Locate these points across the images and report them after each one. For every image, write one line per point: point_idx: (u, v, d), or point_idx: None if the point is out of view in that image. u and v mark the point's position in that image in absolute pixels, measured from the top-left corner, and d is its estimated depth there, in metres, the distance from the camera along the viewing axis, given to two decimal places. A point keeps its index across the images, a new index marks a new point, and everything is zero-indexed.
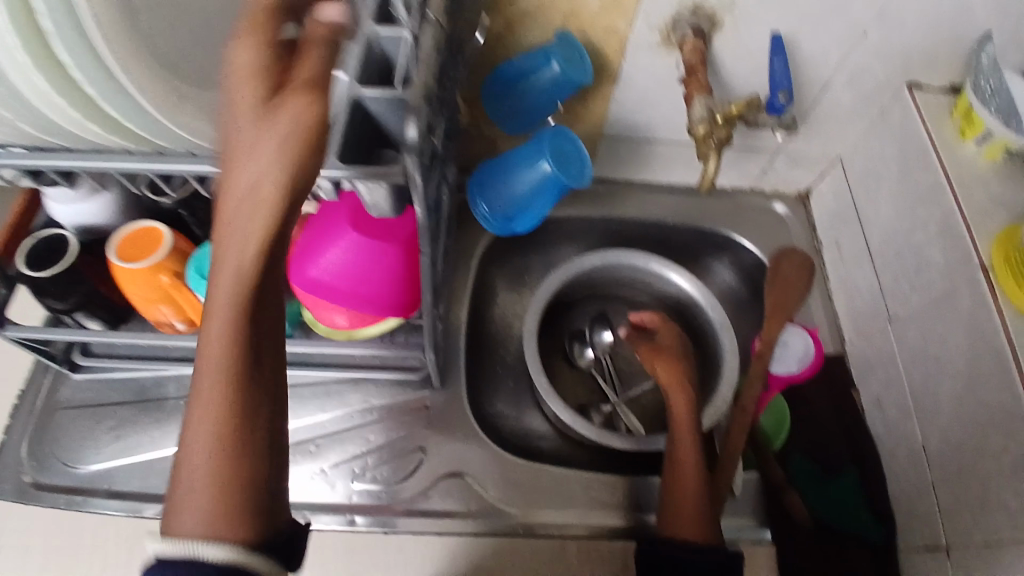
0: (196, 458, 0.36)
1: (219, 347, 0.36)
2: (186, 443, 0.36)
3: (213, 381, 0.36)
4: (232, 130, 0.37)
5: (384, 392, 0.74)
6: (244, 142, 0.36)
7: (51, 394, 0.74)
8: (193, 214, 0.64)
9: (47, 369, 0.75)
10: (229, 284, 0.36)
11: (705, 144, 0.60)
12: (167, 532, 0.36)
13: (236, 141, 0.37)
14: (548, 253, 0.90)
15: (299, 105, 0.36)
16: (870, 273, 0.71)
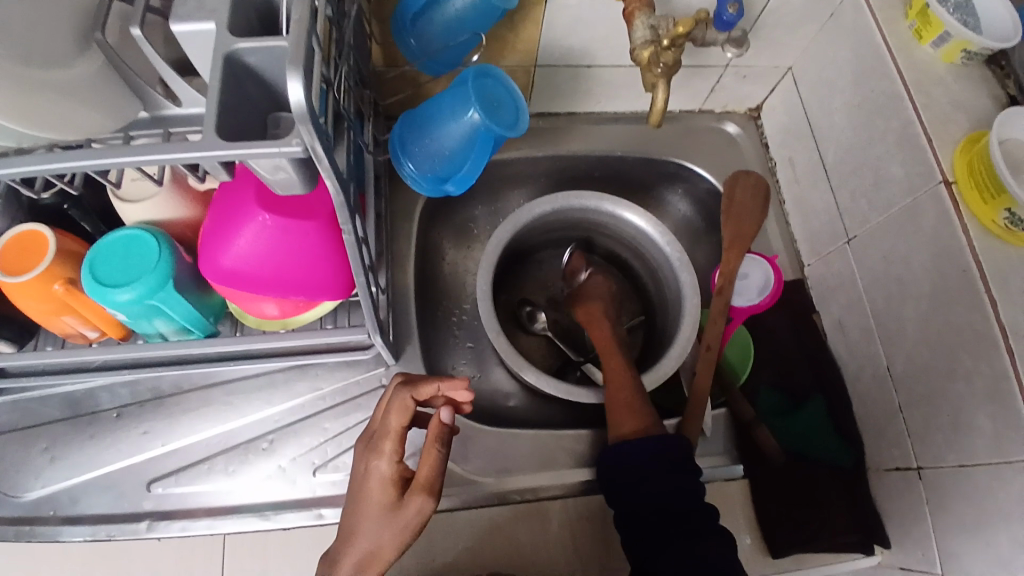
0: None
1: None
2: None
3: None
4: (362, 474, 0.50)
5: (335, 375, 0.68)
6: (369, 517, 0.48)
7: None
8: (80, 205, 0.53)
9: None
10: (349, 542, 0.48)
11: (651, 71, 0.53)
12: None
13: (366, 485, 0.49)
14: (494, 201, 0.84)
15: (395, 489, 0.48)
16: (827, 193, 0.68)
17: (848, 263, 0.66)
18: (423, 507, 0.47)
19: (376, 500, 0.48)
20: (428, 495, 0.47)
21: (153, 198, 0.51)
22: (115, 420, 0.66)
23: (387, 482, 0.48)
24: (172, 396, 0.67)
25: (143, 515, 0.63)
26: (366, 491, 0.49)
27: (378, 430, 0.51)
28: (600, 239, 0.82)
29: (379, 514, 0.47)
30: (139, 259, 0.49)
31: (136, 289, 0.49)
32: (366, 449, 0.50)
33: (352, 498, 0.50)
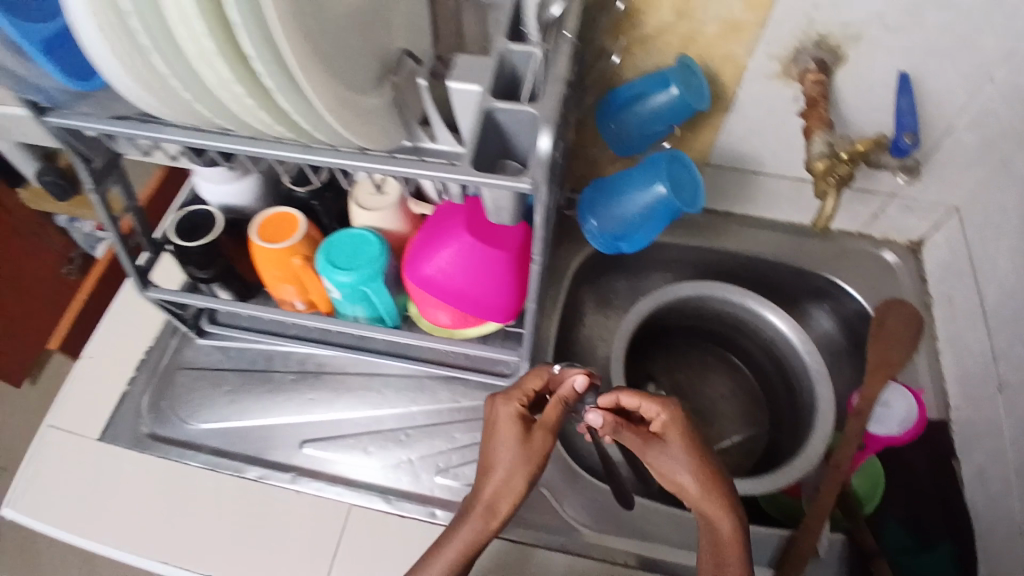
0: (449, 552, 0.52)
1: (458, 551, 0.52)
2: (440, 546, 0.53)
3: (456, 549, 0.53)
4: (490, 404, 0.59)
5: (472, 394, 0.77)
6: (501, 452, 0.55)
7: (175, 353, 0.82)
8: (323, 205, 0.68)
9: (174, 332, 0.83)
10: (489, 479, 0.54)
11: (826, 180, 0.59)
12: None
13: (497, 424, 0.57)
14: (639, 277, 0.91)
15: (525, 430, 0.55)
16: (983, 333, 0.68)
17: (997, 411, 0.64)
18: (548, 441, 0.55)
19: (508, 435, 0.55)
20: (552, 434, 0.56)
21: (383, 209, 0.64)
22: (290, 382, 0.79)
23: (517, 417, 0.56)
24: (337, 377, 0.79)
25: (290, 468, 0.73)
26: (497, 428, 0.56)
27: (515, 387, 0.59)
28: (735, 336, 0.86)
29: (509, 453, 0.54)
30: (364, 252, 0.62)
31: (354, 275, 0.61)
32: (498, 397, 0.58)
33: (483, 444, 0.57)
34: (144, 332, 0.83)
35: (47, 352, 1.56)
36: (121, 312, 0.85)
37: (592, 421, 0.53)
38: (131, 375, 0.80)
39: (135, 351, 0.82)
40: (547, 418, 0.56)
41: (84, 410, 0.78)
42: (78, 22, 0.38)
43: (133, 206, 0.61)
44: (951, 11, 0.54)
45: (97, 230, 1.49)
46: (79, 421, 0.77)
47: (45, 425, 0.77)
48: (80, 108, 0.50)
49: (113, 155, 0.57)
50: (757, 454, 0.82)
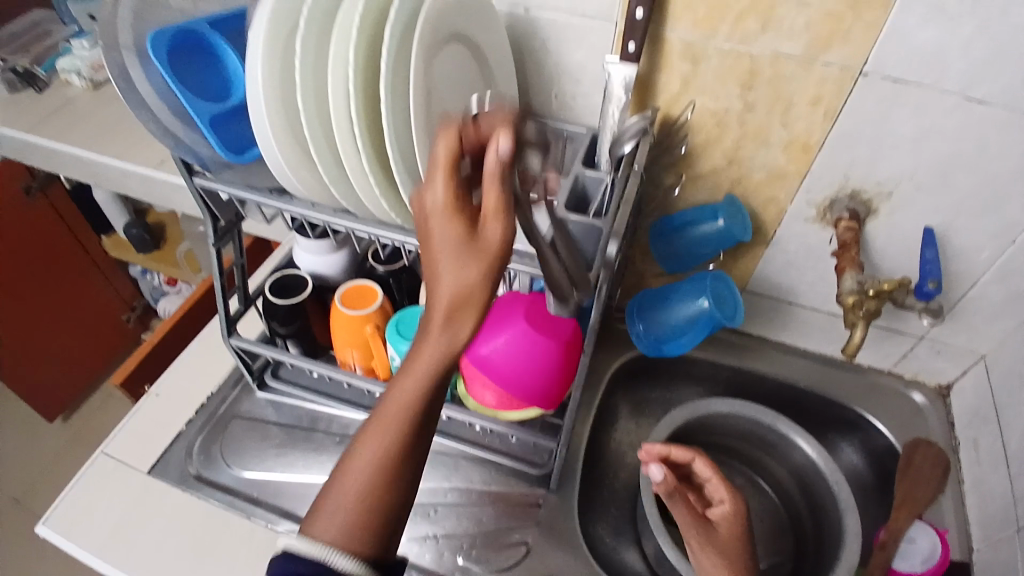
0: (357, 467, 0.42)
1: (403, 398, 0.43)
2: (345, 465, 0.43)
3: (393, 404, 0.43)
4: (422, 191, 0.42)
5: (503, 479, 0.79)
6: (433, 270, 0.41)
7: (233, 403, 0.88)
8: (399, 283, 0.76)
9: (235, 384, 0.89)
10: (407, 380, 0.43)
11: (855, 312, 0.64)
12: (304, 533, 0.42)
13: (429, 210, 0.41)
14: (673, 388, 0.95)
15: (472, 285, 0.41)
16: (1007, 477, 0.69)
17: (1015, 551, 0.64)
18: (506, 230, 0.40)
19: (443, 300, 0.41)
20: (508, 219, 0.40)
21: None
22: (334, 444, 0.83)
23: (454, 295, 0.41)
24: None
25: None
26: (431, 238, 0.41)
27: (425, 233, 0.41)
28: (764, 458, 0.88)
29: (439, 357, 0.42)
30: None
31: None
32: (425, 187, 0.42)
33: (422, 249, 0.42)
34: (207, 379, 0.89)
35: (85, 388, 1.64)
36: (192, 358, 0.92)
37: (655, 473, 0.60)
38: (187, 418, 0.85)
39: (195, 395, 0.88)
40: (495, 208, 0.39)
41: (140, 443, 0.83)
42: (257, 109, 0.48)
43: (239, 262, 0.69)
44: (973, 179, 0.62)
45: (166, 285, 1.59)
46: (133, 454, 0.82)
47: (99, 452, 0.82)
48: (226, 176, 0.59)
49: (236, 218, 0.66)
50: None
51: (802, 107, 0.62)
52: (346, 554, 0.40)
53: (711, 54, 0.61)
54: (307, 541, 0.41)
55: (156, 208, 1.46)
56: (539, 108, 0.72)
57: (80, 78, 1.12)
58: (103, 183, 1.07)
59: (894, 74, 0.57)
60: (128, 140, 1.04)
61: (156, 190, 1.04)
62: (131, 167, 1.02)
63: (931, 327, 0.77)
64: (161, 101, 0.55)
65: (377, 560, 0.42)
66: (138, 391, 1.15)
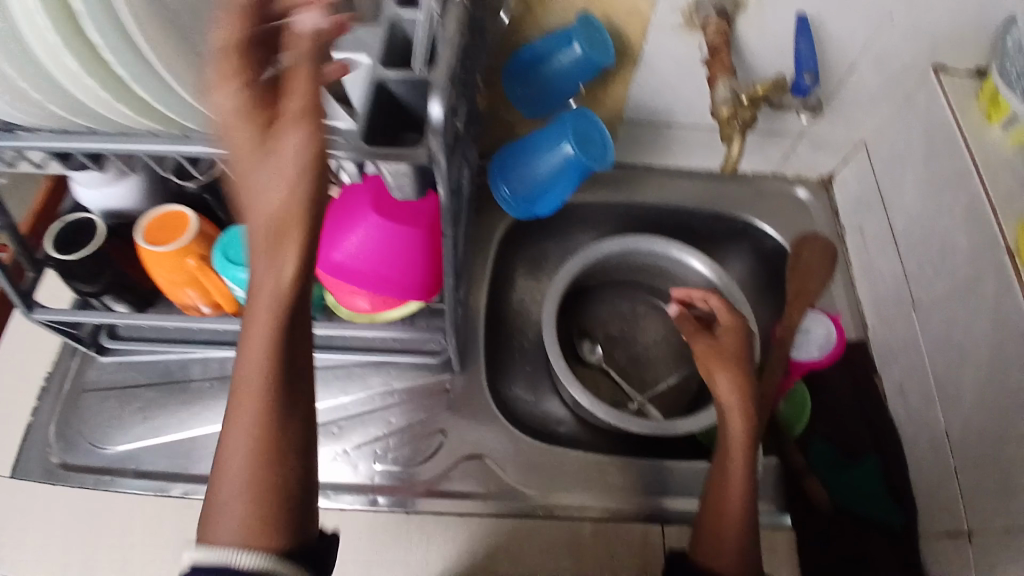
0: (231, 460, 0.38)
1: (252, 376, 0.38)
2: (222, 453, 0.39)
3: (245, 404, 0.38)
4: (229, 146, 0.36)
5: (405, 375, 0.73)
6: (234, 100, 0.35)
7: (76, 376, 0.75)
8: (215, 197, 0.64)
9: (74, 353, 0.76)
10: (254, 317, 0.37)
11: (729, 125, 0.59)
12: (202, 539, 0.38)
13: (236, 132, 0.35)
14: (567, 238, 0.87)
15: (297, 183, 0.35)
16: (895, 260, 0.70)
17: (912, 328, 0.66)
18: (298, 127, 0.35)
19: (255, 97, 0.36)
20: (315, 108, 0.36)
21: None
22: (209, 388, 0.75)
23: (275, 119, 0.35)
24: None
25: None
26: (240, 138, 0.35)
27: (224, 124, 0.36)
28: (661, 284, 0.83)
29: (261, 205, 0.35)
30: None
31: None
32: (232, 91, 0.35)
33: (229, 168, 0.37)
34: (39, 358, 0.75)
35: None
36: (11, 340, 0.76)
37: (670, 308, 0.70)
38: (32, 406, 0.73)
39: (32, 378, 0.74)
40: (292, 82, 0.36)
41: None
42: None
43: (8, 227, 0.51)
44: None
45: None
46: None
47: None
48: None
49: None
50: (689, 406, 0.79)
51: None
52: (251, 552, 0.37)
53: None
54: (207, 546, 0.37)
55: None
56: None
57: None
58: None
59: None
60: None
61: None
62: None
63: (810, 123, 0.72)
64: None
65: (292, 554, 0.38)
66: None
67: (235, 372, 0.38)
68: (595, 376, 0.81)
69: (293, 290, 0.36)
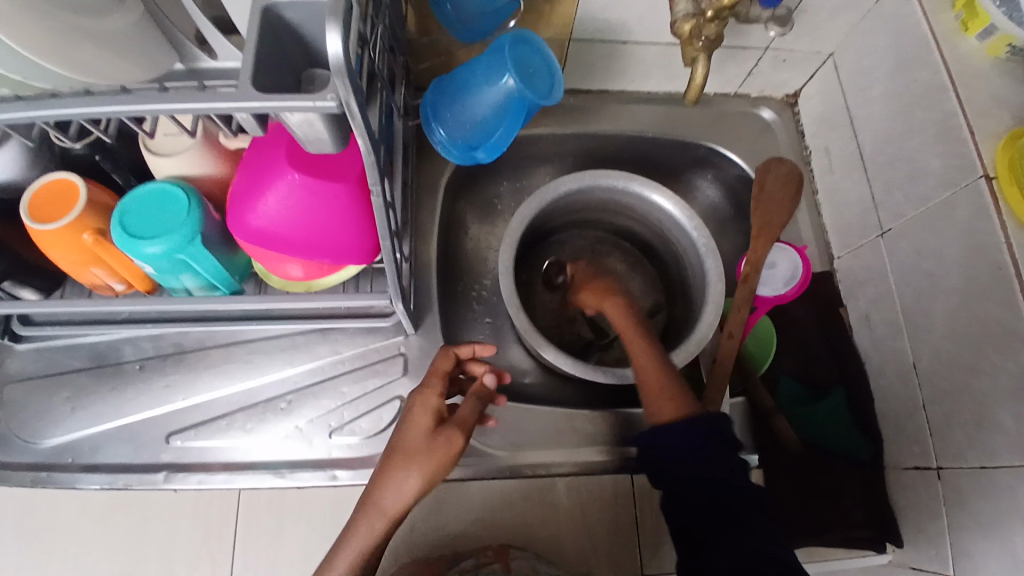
0: (348, 550, 0.49)
1: (369, 526, 0.50)
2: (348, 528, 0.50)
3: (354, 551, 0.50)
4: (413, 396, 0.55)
5: (353, 342, 0.66)
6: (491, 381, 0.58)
7: None
8: (112, 158, 0.54)
9: None
10: (382, 477, 0.50)
11: (692, 44, 0.52)
12: None
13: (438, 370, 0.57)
14: (520, 177, 0.80)
15: (438, 450, 0.50)
16: (862, 183, 0.66)
17: (879, 256, 0.63)
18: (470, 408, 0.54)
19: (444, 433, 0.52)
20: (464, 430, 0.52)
21: (183, 150, 0.51)
22: (138, 371, 0.65)
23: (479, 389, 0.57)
24: (200, 353, 0.66)
25: (160, 468, 0.62)
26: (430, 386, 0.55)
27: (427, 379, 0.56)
28: (622, 221, 0.78)
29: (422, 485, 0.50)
30: (164, 213, 0.48)
31: (163, 242, 0.48)
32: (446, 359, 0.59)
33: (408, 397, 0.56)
34: None
35: None
36: None
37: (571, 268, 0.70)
38: None
39: None
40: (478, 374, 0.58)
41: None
42: None
43: None
44: None
45: None
46: None
47: None
48: None
49: None
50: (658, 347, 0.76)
51: None
52: None
53: None
54: None
55: None
56: None
57: None
58: None
59: None
60: None
61: None
62: None
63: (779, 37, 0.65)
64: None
65: None
66: None
67: (363, 502, 0.51)
68: (558, 324, 0.77)
69: (431, 467, 0.50)
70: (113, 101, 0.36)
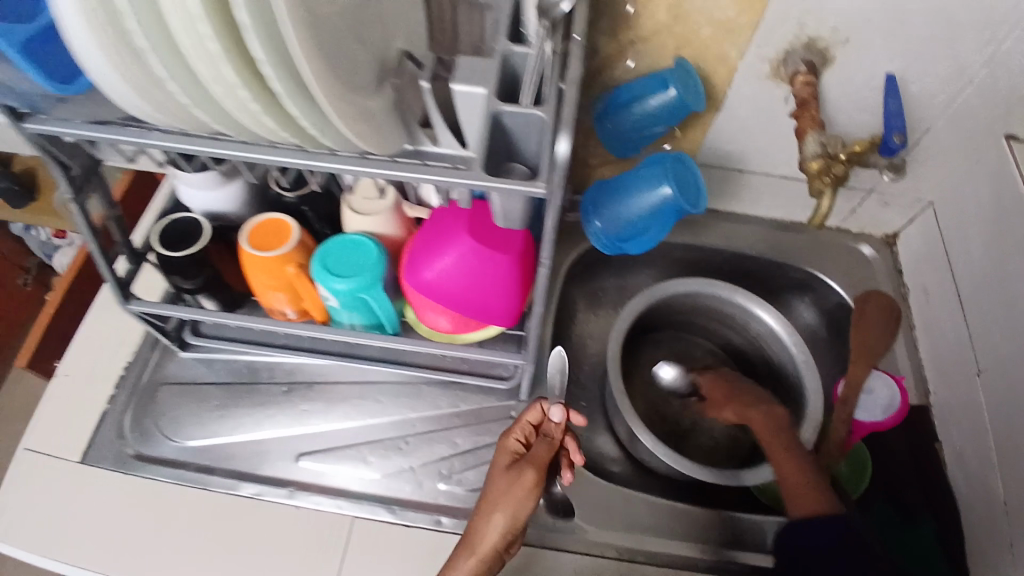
0: None
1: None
2: None
3: None
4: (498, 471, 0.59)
5: (471, 399, 0.73)
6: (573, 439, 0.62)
7: (156, 369, 0.75)
8: (316, 209, 0.64)
9: (154, 346, 0.76)
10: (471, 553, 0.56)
11: (821, 179, 0.58)
12: None
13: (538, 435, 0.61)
14: (626, 275, 0.89)
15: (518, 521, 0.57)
16: (960, 321, 0.70)
17: (975, 392, 0.66)
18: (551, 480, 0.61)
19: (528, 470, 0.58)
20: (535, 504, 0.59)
21: (377, 214, 0.61)
22: (281, 394, 0.73)
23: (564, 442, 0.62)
24: (335, 388, 0.73)
25: (287, 483, 0.68)
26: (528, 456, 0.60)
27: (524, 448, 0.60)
28: (722, 330, 0.84)
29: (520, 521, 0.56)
30: (361, 256, 0.59)
31: (350, 283, 0.57)
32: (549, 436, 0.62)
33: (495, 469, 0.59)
34: (120, 348, 0.75)
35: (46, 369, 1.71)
36: (96, 325, 0.76)
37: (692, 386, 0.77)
38: (109, 393, 0.73)
39: (111, 368, 0.74)
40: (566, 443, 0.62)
41: (60, 430, 0.71)
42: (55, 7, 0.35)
43: (115, 214, 0.58)
44: (935, 17, 0.57)
45: (56, 237, 1.57)
46: (57, 442, 0.70)
47: (20, 449, 0.71)
48: (60, 112, 0.47)
49: (93, 161, 0.54)
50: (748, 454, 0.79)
51: None
52: None
53: None
54: None
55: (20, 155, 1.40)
56: None
57: None
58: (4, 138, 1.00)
59: None
60: None
61: None
62: None
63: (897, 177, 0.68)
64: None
65: None
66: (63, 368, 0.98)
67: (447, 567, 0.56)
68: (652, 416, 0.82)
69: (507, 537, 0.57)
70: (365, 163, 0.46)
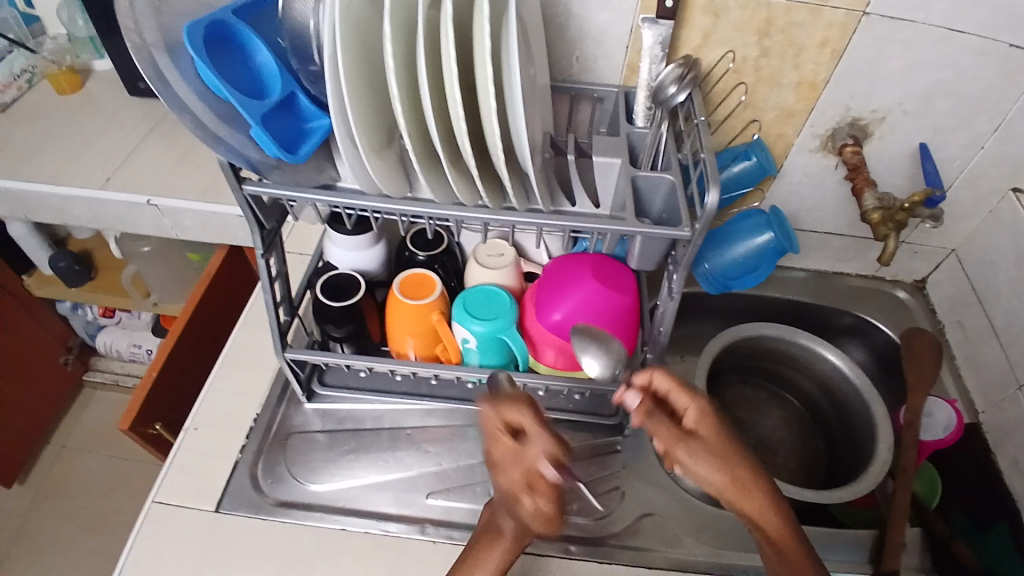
0: None
1: None
2: None
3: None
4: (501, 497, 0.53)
5: (581, 434, 0.79)
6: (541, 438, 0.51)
7: (284, 419, 0.77)
8: (444, 267, 0.73)
9: (279, 400, 0.78)
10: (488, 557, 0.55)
11: (884, 226, 0.69)
12: None
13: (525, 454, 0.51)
14: (689, 326, 0.98)
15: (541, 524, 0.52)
16: (998, 349, 0.81)
17: None
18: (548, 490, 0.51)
19: (540, 501, 0.51)
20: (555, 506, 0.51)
21: (504, 268, 0.71)
22: (406, 436, 0.76)
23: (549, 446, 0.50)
24: (459, 428, 0.77)
25: (420, 520, 0.69)
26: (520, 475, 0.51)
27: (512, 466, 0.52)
28: (786, 372, 0.93)
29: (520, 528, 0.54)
30: (496, 305, 0.68)
31: (485, 324, 0.66)
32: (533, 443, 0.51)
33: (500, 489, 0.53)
34: (246, 398, 0.78)
35: (69, 458, 1.68)
36: (221, 380, 0.79)
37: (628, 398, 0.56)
38: (240, 443, 0.74)
39: (241, 416, 0.76)
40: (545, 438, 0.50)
41: (192, 480, 0.71)
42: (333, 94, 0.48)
43: (284, 270, 0.66)
44: (951, 100, 0.72)
45: (104, 317, 1.59)
46: (189, 492, 0.70)
47: (150, 500, 0.70)
48: (276, 177, 0.57)
49: (281, 224, 0.63)
50: (822, 483, 0.88)
51: (811, 50, 0.67)
52: None
53: (731, 6, 0.64)
54: None
55: (77, 236, 1.43)
56: (558, 73, 0.70)
57: (54, 120, 1.15)
58: (103, 222, 1.08)
59: (890, 13, 0.64)
60: (152, 178, 1.05)
61: (204, 225, 1.04)
62: (173, 202, 1.02)
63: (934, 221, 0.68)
64: (202, 102, 0.51)
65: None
66: (150, 433, 0.99)
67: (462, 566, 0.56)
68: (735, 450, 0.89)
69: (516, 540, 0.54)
70: (537, 216, 0.55)
